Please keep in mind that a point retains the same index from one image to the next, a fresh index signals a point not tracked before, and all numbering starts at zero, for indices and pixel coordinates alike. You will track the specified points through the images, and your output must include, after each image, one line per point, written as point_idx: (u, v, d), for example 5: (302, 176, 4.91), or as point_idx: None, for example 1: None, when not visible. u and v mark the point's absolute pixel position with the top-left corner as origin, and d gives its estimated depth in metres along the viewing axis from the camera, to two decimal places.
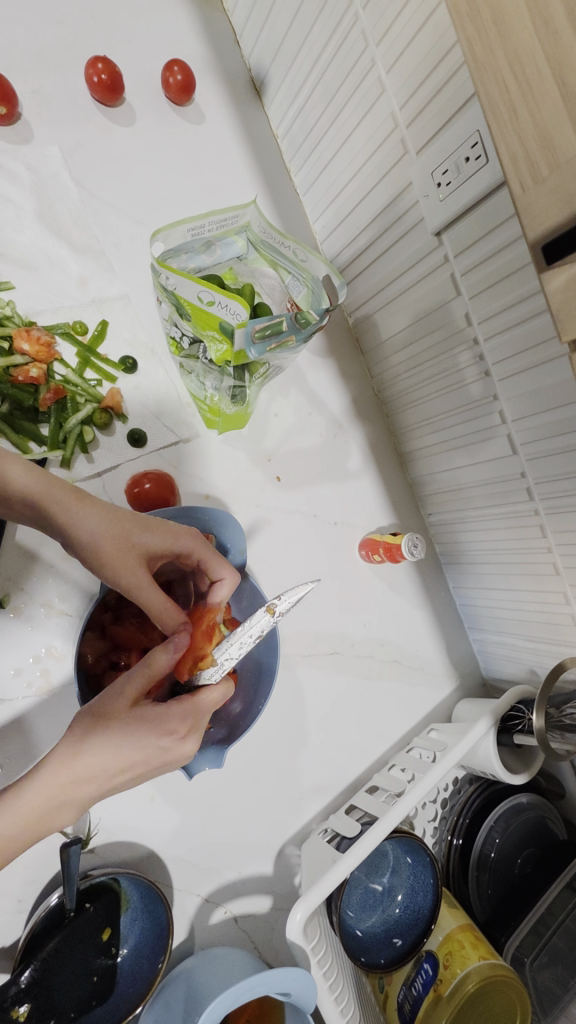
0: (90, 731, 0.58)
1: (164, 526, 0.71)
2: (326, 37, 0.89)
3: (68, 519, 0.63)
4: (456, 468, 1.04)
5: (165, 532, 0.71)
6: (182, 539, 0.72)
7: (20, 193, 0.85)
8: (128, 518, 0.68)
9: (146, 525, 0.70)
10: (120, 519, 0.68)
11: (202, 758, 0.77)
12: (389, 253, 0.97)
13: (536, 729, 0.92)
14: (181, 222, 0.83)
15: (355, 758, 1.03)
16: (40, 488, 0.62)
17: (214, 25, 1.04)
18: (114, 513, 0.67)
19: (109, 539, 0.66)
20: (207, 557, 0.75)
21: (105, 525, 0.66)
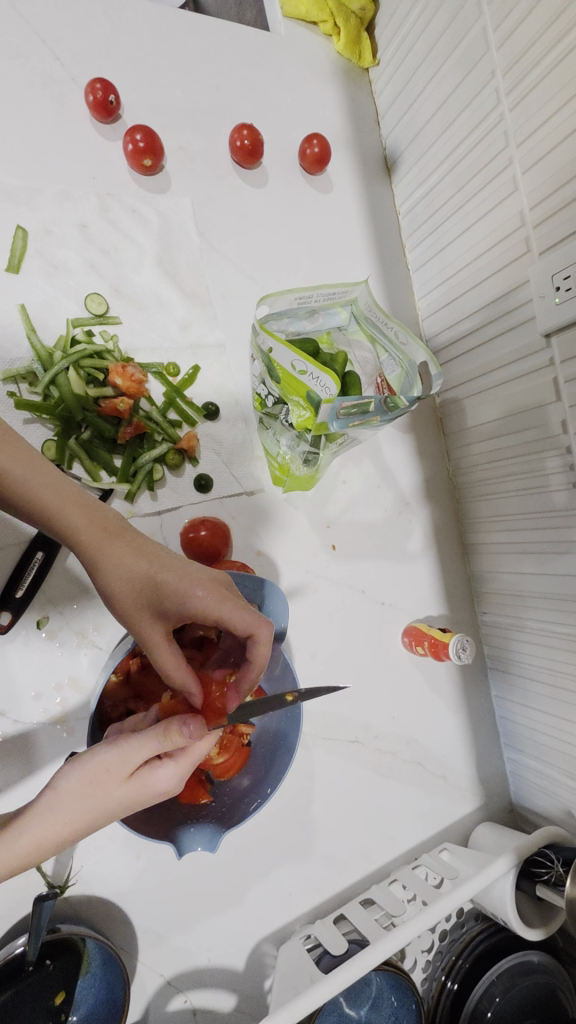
0: (90, 788, 0.53)
1: (183, 570, 0.62)
2: (467, 130, 0.91)
3: (98, 554, 0.59)
4: (522, 573, 0.98)
5: (181, 579, 0.61)
6: (195, 601, 0.61)
7: (146, 236, 0.89)
8: (142, 551, 0.61)
9: (159, 567, 0.61)
10: (133, 550, 0.60)
11: (194, 838, 0.74)
12: (491, 343, 0.94)
13: (566, 897, 0.82)
14: (290, 291, 0.84)
15: (355, 862, 0.95)
16: (78, 521, 0.58)
17: (359, 106, 1.10)
18: (146, 547, 0.61)
19: (114, 567, 0.59)
20: (235, 616, 0.63)
21: (124, 558, 0.59)
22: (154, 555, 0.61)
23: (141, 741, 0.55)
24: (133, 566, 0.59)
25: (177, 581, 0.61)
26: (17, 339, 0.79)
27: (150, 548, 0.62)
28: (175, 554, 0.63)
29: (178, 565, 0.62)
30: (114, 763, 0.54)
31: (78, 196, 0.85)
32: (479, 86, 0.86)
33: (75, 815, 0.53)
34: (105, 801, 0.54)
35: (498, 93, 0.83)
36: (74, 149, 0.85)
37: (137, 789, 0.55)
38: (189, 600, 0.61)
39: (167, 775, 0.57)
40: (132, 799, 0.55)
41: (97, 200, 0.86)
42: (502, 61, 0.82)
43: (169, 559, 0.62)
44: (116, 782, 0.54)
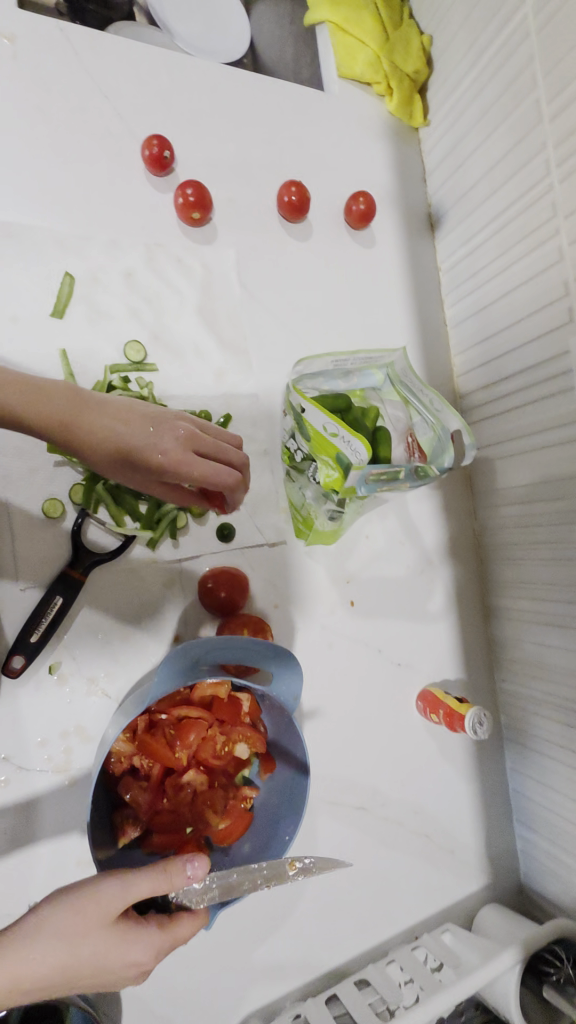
0: (78, 921, 0.55)
1: (144, 428, 0.64)
2: (514, 197, 0.91)
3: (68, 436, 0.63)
4: (546, 645, 0.94)
5: (144, 441, 0.64)
6: (152, 438, 0.64)
7: (189, 285, 0.90)
8: (87, 403, 0.64)
9: (107, 414, 0.64)
10: (75, 404, 0.63)
11: None
12: (527, 408, 0.93)
13: None
14: (326, 354, 0.85)
15: (353, 937, 0.91)
16: (44, 414, 0.62)
17: (407, 164, 1.11)
18: (107, 413, 0.64)
19: (64, 425, 0.63)
20: (199, 467, 0.65)
21: (90, 431, 0.63)
22: (100, 405, 0.64)
23: (147, 878, 0.58)
24: (79, 417, 0.63)
25: (141, 441, 0.64)
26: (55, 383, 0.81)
27: (116, 410, 0.65)
28: (137, 412, 0.65)
29: (141, 425, 0.65)
30: (112, 897, 0.57)
31: (126, 246, 0.87)
32: (528, 156, 0.87)
33: (57, 948, 0.54)
34: (89, 942, 0.55)
35: (547, 164, 0.83)
36: (126, 200, 0.88)
37: (117, 944, 0.56)
38: (147, 436, 0.64)
39: (143, 945, 0.58)
40: (106, 955, 0.56)
41: (145, 250, 0.88)
42: (554, 134, 0.82)
43: (128, 413, 0.65)
44: (103, 927, 0.56)
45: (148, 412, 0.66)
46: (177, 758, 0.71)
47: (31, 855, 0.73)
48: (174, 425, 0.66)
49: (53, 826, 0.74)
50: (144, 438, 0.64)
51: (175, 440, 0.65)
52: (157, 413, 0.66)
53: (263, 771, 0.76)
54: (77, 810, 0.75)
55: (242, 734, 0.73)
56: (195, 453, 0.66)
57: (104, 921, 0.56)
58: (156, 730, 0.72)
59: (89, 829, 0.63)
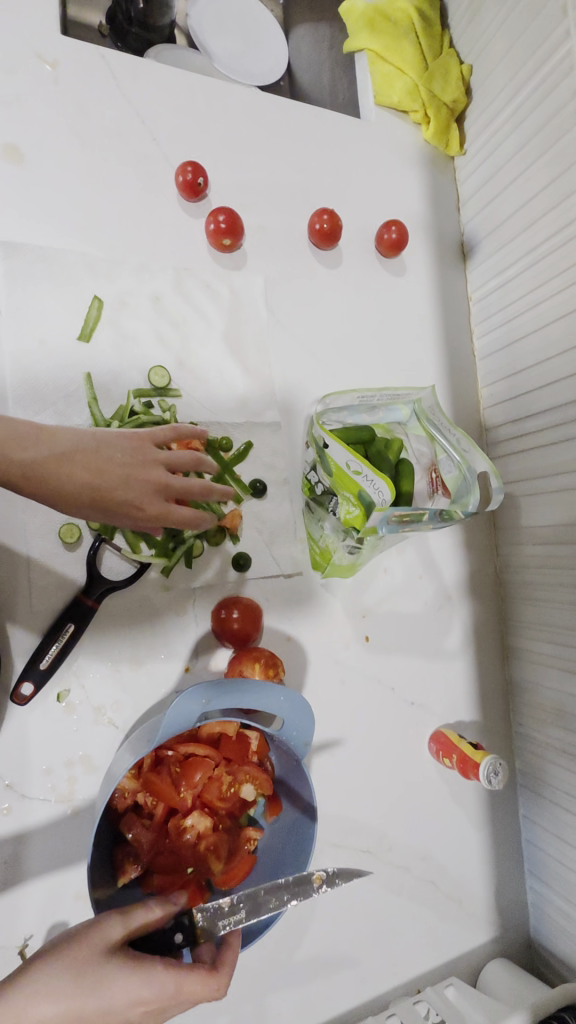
0: (78, 956, 0.53)
1: (120, 472, 0.64)
2: (550, 232, 0.89)
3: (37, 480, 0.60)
4: (566, 693, 0.91)
5: (122, 484, 0.64)
6: (123, 480, 0.64)
7: (216, 311, 0.90)
8: (51, 443, 0.61)
9: (76, 455, 0.62)
10: (40, 442, 0.60)
11: None
12: (555, 448, 0.90)
13: None
14: (352, 391, 0.85)
15: (354, 986, 0.88)
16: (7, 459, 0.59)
17: (441, 192, 1.10)
18: (78, 455, 0.62)
19: (27, 466, 0.60)
20: (173, 513, 0.67)
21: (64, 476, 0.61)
22: (66, 446, 0.62)
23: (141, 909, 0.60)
24: (46, 459, 0.60)
25: (121, 486, 0.64)
26: (78, 405, 0.80)
27: (90, 451, 0.63)
28: (110, 453, 0.64)
29: (116, 468, 0.64)
30: (111, 929, 0.56)
31: (156, 270, 0.87)
32: (567, 191, 0.85)
33: (56, 988, 0.51)
34: (93, 975, 0.52)
35: None
36: (158, 224, 0.88)
37: (118, 981, 0.53)
38: (119, 478, 0.64)
39: (156, 972, 0.55)
40: (117, 978, 0.53)
41: (174, 275, 0.88)
42: None
43: (102, 456, 0.64)
44: (106, 959, 0.54)
45: (116, 446, 0.65)
46: (181, 797, 0.70)
47: (31, 886, 0.72)
48: (141, 462, 0.66)
49: (54, 856, 0.73)
50: (116, 480, 0.64)
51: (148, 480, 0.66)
52: (131, 452, 0.66)
53: (269, 813, 0.74)
54: (78, 841, 0.74)
55: (249, 774, 0.71)
56: (164, 492, 0.67)
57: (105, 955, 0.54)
58: (162, 767, 0.71)
59: (88, 869, 0.61)
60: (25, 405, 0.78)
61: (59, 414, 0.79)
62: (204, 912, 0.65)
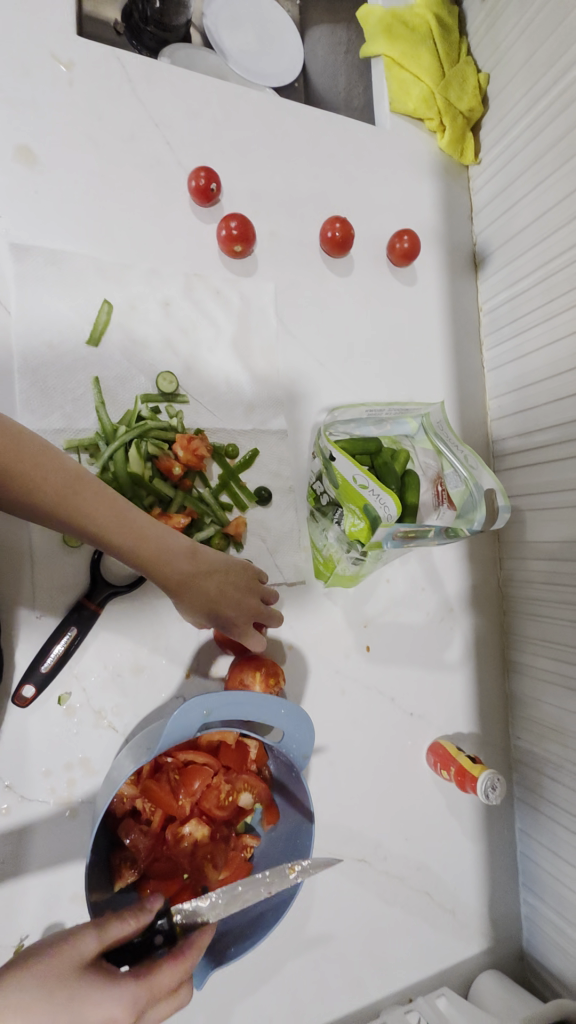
0: (50, 970, 0.49)
1: (234, 593, 0.76)
2: (563, 249, 0.89)
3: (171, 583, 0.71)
4: (566, 710, 0.91)
5: (229, 603, 0.75)
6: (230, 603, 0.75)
7: (225, 317, 0.90)
8: (196, 559, 0.73)
9: (205, 572, 0.73)
10: (188, 557, 0.72)
11: None
12: (562, 465, 0.90)
13: None
14: (360, 404, 0.86)
15: (346, 994, 0.88)
16: (159, 563, 0.69)
17: (455, 201, 1.09)
18: (210, 573, 0.74)
19: (171, 574, 0.70)
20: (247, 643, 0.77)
21: (195, 585, 0.72)
22: (206, 565, 0.74)
23: (119, 919, 0.55)
24: (186, 571, 0.71)
25: (226, 605, 0.75)
26: (85, 409, 0.80)
27: (219, 572, 0.75)
28: (230, 575, 0.76)
29: (231, 590, 0.75)
30: (86, 943, 0.52)
31: (166, 275, 0.87)
32: None
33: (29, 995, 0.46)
34: (66, 987, 0.48)
35: None
36: (170, 229, 0.88)
37: (101, 989, 0.49)
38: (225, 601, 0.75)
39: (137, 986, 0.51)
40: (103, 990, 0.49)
41: (183, 280, 0.88)
42: None
43: (223, 577, 0.75)
44: (79, 973, 0.49)
45: (238, 572, 0.77)
46: (179, 805, 0.70)
47: (28, 885, 0.72)
48: (250, 592, 0.78)
49: (50, 857, 0.73)
50: (230, 603, 0.75)
51: (249, 611, 0.77)
52: (245, 580, 0.77)
53: (266, 821, 0.74)
54: (76, 843, 0.74)
55: (247, 783, 0.72)
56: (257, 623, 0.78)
57: (77, 970, 0.50)
58: (161, 774, 0.71)
59: (86, 872, 0.60)
60: (32, 407, 0.78)
61: (67, 417, 0.79)
62: (183, 909, 0.63)
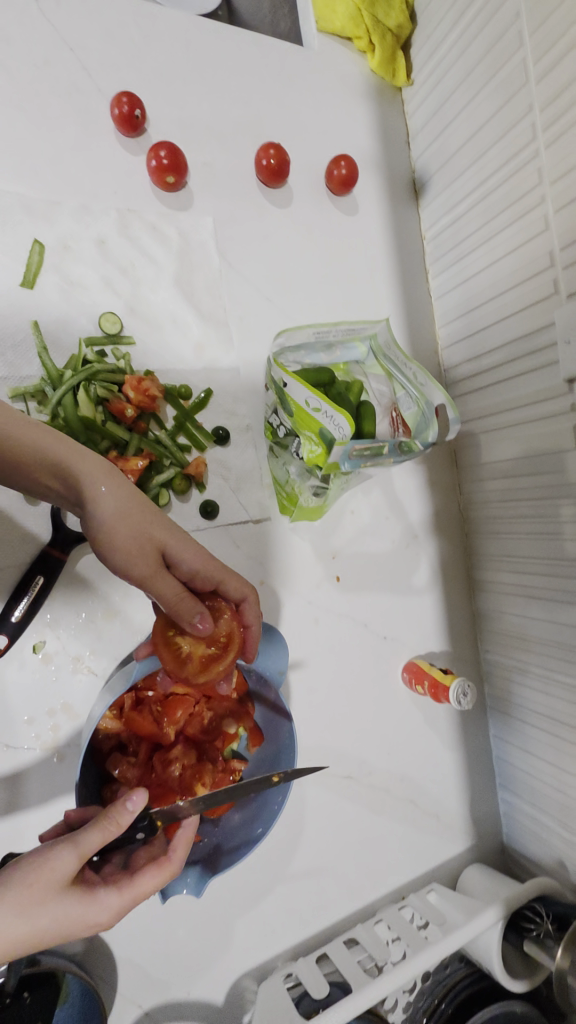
0: (32, 890, 0.50)
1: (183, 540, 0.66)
2: (499, 164, 0.88)
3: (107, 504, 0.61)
4: (529, 617, 0.96)
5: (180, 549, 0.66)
6: (174, 533, 0.65)
7: (165, 254, 0.87)
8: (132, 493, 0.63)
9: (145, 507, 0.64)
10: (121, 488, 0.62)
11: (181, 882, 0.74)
12: (512, 382, 0.92)
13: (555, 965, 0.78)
14: (307, 326, 0.83)
15: (342, 899, 0.93)
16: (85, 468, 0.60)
17: (390, 126, 1.07)
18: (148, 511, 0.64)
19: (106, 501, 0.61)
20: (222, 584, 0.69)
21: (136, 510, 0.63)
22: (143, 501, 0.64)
23: (97, 832, 0.54)
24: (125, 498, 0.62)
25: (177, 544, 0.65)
26: (27, 355, 0.78)
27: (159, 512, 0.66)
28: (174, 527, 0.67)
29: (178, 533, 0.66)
30: (64, 861, 0.52)
31: (97, 212, 0.83)
32: (514, 119, 0.84)
33: (11, 921, 0.49)
34: (50, 911, 0.50)
35: (534, 128, 0.81)
36: (97, 162, 0.84)
37: (93, 904, 0.53)
38: (168, 527, 0.65)
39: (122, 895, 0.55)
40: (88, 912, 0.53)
41: (117, 216, 0.84)
42: (540, 96, 0.79)
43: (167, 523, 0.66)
44: (60, 894, 0.52)
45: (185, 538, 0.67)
46: (164, 732, 0.72)
47: (21, 831, 0.73)
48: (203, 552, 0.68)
49: (41, 803, 0.74)
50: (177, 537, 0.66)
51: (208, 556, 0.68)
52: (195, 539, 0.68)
53: (252, 745, 0.77)
54: (67, 785, 0.75)
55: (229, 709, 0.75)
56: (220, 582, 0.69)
57: (59, 886, 0.52)
58: (143, 707, 0.72)
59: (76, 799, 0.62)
60: None
61: (8, 365, 0.77)
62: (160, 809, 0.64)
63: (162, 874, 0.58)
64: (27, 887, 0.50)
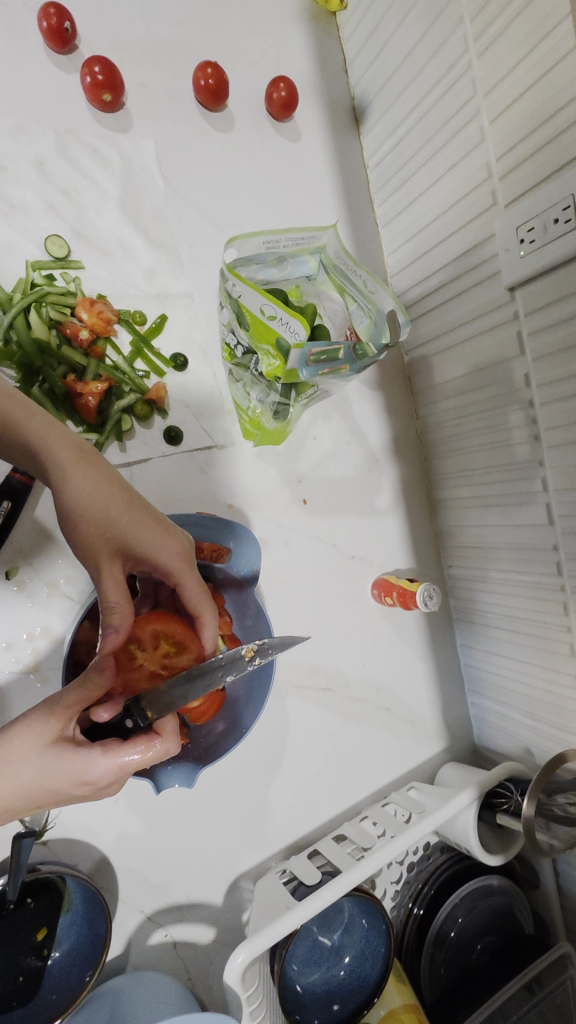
0: (21, 740, 0.56)
1: (154, 535, 0.70)
2: (434, 80, 0.90)
3: (76, 490, 0.65)
4: (486, 525, 1.01)
5: (148, 542, 0.70)
6: (145, 529, 0.69)
7: (108, 178, 0.86)
8: (102, 482, 0.67)
9: (116, 498, 0.68)
10: (92, 475, 0.66)
11: (172, 774, 0.81)
12: (458, 299, 0.95)
13: (524, 816, 0.85)
14: (258, 234, 0.83)
15: (328, 801, 0.99)
16: (46, 445, 0.64)
17: (327, 51, 1.07)
18: (122, 502, 0.68)
19: (75, 488, 0.65)
20: (186, 583, 0.73)
21: (108, 501, 0.67)
22: (114, 490, 0.68)
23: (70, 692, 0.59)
24: (95, 487, 0.66)
25: (145, 539, 0.69)
26: None
27: (133, 506, 0.69)
28: (150, 520, 0.70)
29: (149, 526, 0.70)
30: (45, 719, 0.57)
31: (33, 134, 0.81)
32: (446, 32, 0.85)
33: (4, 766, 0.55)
34: (37, 761, 0.56)
35: (465, 39, 0.83)
36: (28, 82, 0.81)
37: (74, 762, 0.56)
38: (139, 523, 0.69)
39: (102, 762, 0.57)
40: (69, 770, 0.56)
41: (55, 137, 0.83)
42: (469, 5, 0.81)
43: (141, 516, 0.69)
44: (44, 749, 0.56)
45: (155, 535, 0.70)
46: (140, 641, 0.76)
47: None
48: (173, 549, 0.72)
49: None
50: (145, 532, 0.69)
51: (173, 556, 0.72)
52: (167, 534, 0.72)
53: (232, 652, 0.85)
54: None
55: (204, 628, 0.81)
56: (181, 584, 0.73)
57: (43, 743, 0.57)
58: None
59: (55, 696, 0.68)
60: None
61: None
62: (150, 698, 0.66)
63: (148, 750, 0.59)
64: (15, 738, 0.56)
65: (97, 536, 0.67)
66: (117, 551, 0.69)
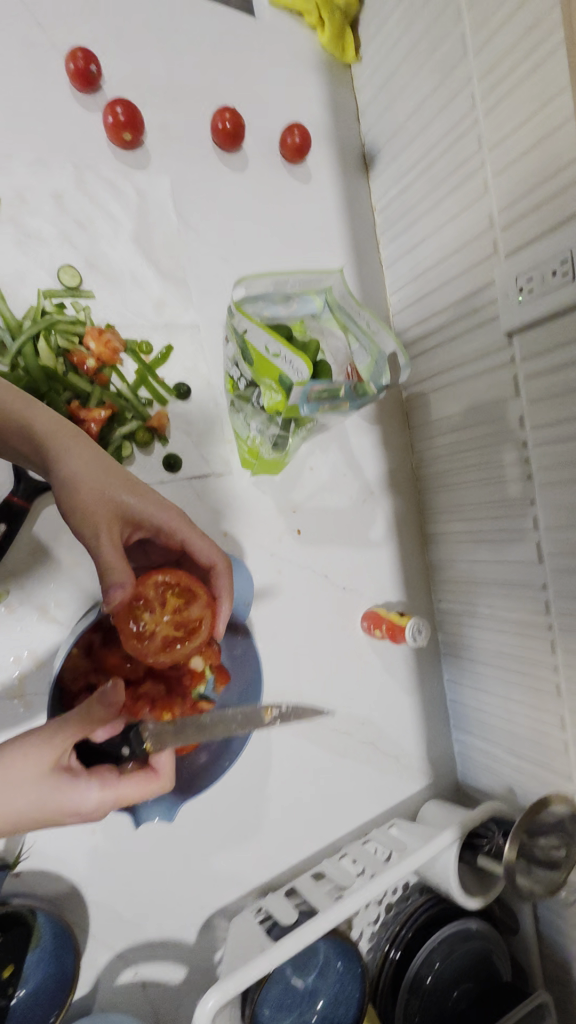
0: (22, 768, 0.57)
1: (150, 500, 0.75)
2: (441, 134, 0.94)
3: (74, 466, 0.70)
4: (477, 560, 1.02)
5: (145, 509, 0.74)
6: (141, 496, 0.74)
7: (123, 211, 0.89)
8: (98, 459, 0.72)
9: (113, 473, 0.73)
10: (88, 453, 0.71)
11: (153, 808, 0.83)
12: (457, 339, 0.98)
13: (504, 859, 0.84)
14: (266, 275, 0.90)
15: (308, 836, 0.98)
16: (49, 428, 0.69)
17: (341, 100, 1.11)
18: (117, 474, 0.73)
19: (72, 464, 0.69)
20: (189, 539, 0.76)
21: (104, 475, 0.72)
22: (109, 466, 0.73)
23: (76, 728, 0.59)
24: (91, 462, 0.71)
25: (142, 505, 0.74)
26: None
27: (127, 480, 0.74)
28: (144, 490, 0.75)
29: (144, 493, 0.75)
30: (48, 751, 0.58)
31: (53, 168, 0.84)
32: (455, 91, 0.89)
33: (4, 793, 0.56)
34: (37, 791, 0.57)
35: (472, 98, 0.87)
36: (52, 118, 0.85)
37: (73, 794, 0.59)
38: (134, 491, 0.74)
39: (99, 795, 0.60)
40: (68, 801, 0.58)
41: (74, 170, 0.86)
42: (478, 68, 0.85)
43: (135, 486, 0.74)
44: (44, 780, 0.57)
45: (152, 498, 0.75)
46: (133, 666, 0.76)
47: None
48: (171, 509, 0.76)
49: None
50: (142, 497, 0.74)
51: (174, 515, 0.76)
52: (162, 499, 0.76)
53: (218, 684, 0.82)
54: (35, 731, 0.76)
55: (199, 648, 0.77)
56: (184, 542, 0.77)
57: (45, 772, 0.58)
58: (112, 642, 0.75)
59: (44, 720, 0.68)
60: None
61: None
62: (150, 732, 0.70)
63: (144, 787, 0.64)
64: (16, 765, 0.57)
65: (98, 508, 0.71)
66: (117, 521, 0.72)
